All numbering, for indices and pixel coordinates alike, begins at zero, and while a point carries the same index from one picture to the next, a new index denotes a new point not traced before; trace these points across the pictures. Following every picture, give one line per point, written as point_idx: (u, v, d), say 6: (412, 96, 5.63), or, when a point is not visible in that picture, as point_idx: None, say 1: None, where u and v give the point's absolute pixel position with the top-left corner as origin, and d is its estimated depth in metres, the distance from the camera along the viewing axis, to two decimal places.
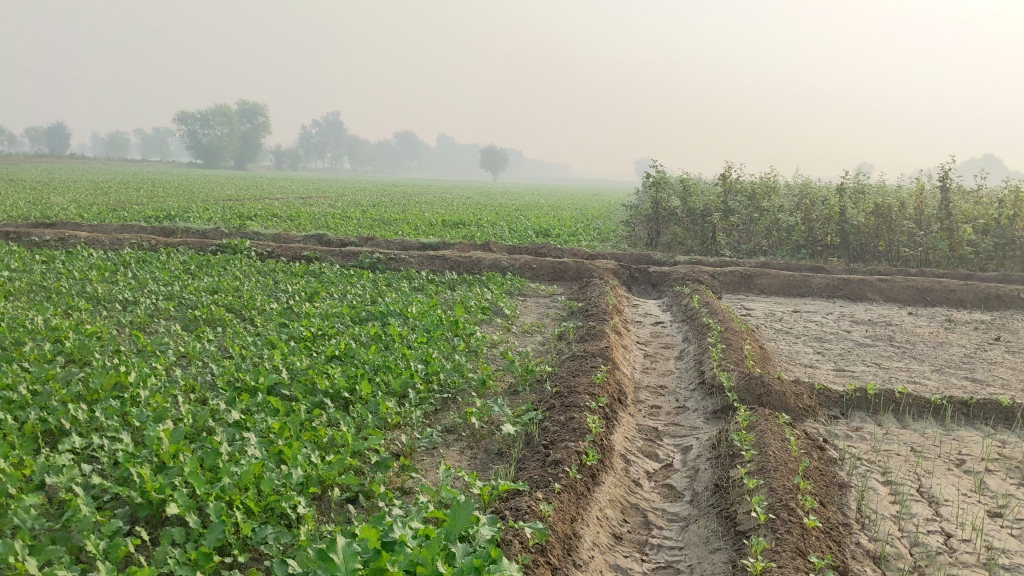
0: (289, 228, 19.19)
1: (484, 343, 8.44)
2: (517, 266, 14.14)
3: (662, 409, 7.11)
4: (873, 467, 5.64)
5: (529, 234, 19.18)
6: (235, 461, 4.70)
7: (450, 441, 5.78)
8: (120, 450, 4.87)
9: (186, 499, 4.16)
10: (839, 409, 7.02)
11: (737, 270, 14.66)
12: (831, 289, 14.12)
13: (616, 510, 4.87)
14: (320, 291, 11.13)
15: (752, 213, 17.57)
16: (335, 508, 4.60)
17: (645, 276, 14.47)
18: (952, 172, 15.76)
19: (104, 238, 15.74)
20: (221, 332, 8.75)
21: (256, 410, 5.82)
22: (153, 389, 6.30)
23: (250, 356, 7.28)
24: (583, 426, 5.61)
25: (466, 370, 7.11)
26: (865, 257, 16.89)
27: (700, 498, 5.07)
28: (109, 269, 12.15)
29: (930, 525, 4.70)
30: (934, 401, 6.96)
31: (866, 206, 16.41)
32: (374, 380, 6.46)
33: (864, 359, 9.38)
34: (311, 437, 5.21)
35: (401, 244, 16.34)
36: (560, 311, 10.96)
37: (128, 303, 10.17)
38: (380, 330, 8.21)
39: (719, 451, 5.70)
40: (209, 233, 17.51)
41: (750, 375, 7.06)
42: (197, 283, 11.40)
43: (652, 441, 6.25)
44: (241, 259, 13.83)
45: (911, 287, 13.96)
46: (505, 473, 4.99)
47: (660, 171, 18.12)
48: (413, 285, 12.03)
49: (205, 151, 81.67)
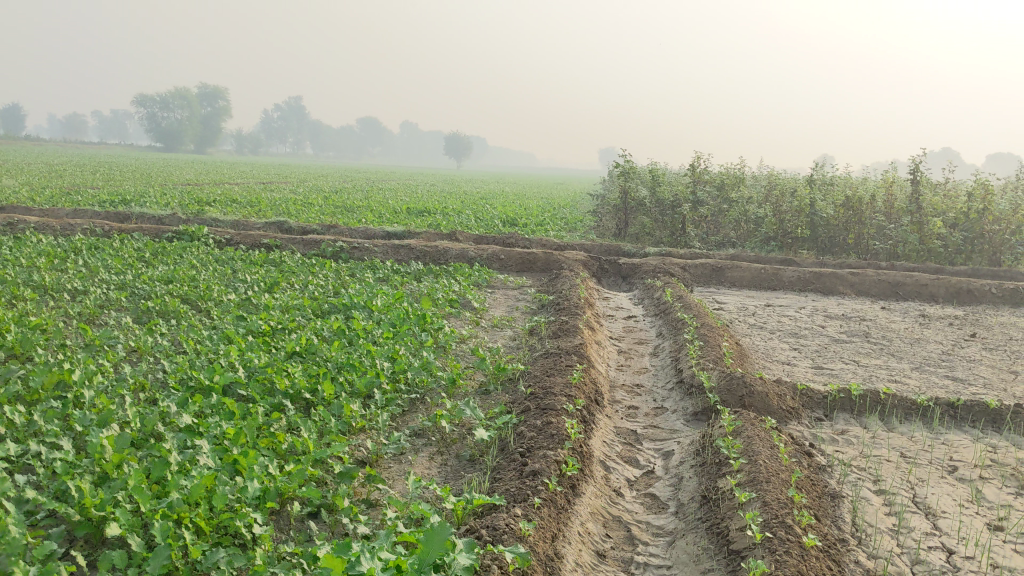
0: (248, 215, 18.63)
1: (453, 338, 8.09)
2: (485, 256, 13.77)
3: (640, 409, 6.82)
4: (864, 475, 5.36)
5: (495, 223, 18.80)
6: (185, 473, 4.32)
7: (419, 446, 5.43)
8: (59, 459, 4.47)
9: (128, 518, 3.77)
10: (823, 411, 6.75)
11: (708, 263, 14.41)
12: (802, 282, 13.91)
13: (598, 523, 4.56)
14: (281, 281, 10.69)
15: (721, 204, 17.35)
16: (295, 524, 4.24)
17: (616, 268, 14.17)
18: (922, 164, 15.59)
19: (54, 223, 15.14)
20: (175, 325, 8.31)
21: (210, 413, 5.44)
22: (99, 389, 5.87)
23: (205, 352, 6.87)
24: (561, 432, 5.28)
25: (435, 368, 6.75)
26: (833, 250, 16.72)
27: (686, 510, 4.77)
28: (59, 256, 11.60)
29: (930, 540, 4.44)
30: (921, 403, 6.73)
31: (835, 198, 16.22)
32: (337, 379, 6.08)
33: (842, 356, 9.16)
34: (270, 445, 4.84)
35: (365, 233, 15.89)
36: (530, 304, 10.63)
37: (78, 292, 9.68)
38: (343, 324, 7.81)
39: (704, 457, 5.41)
40: (165, 220, 16.92)
41: (730, 374, 6.77)
42: (151, 272, 10.89)
43: (632, 445, 5.95)
44: (199, 247, 13.32)
45: (883, 281, 13.78)
46: (480, 483, 4.65)
47: (628, 160, 17.78)
48: (378, 275, 11.62)
49: (164, 134, 80.22)
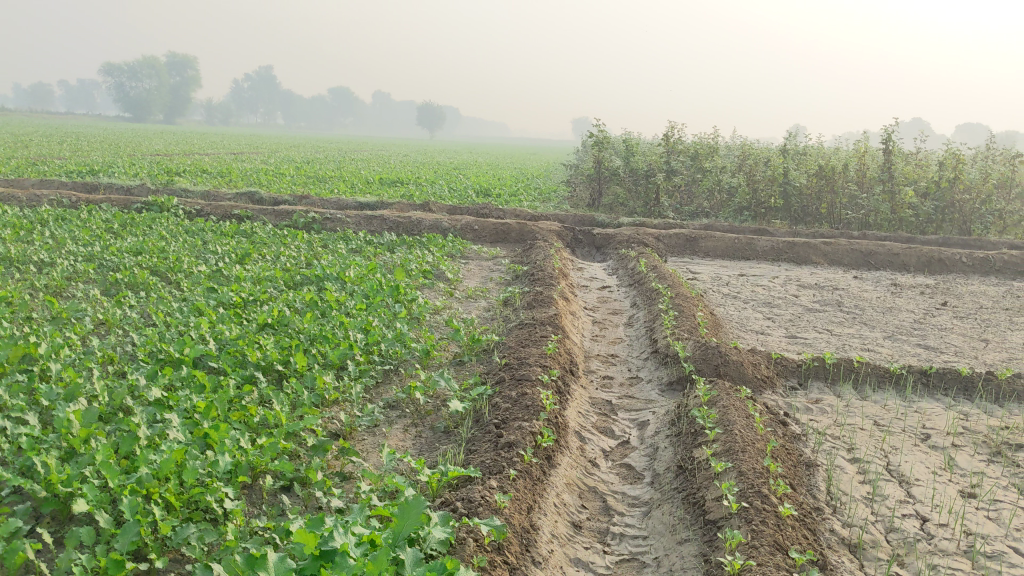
0: (219, 185, 18.41)
1: (427, 309, 8.02)
2: (459, 227, 13.67)
3: (615, 380, 6.80)
4: (838, 443, 5.37)
5: (469, 193, 18.67)
6: (154, 447, 4.25)
7: (393, 418, 5.39)
8: (24, 435, 4.38)
9: (96, 493, 3.70)
10: (797, 379, 6.76)
11: (682, 233, 14.39)
12: (775, 252, 13.93)
13: (574, 495, 4.54)
14: (252, 252, 10.55)
15: (695, 173, 17.31)
16: (267, 498, 4.19)
17: (590, 238, 14.12)
18: (894, 134, 15.62)
19: (19, 194, 14.85)
20: (144, 297, 8.17)
21: (180, 386, 5.36)
22: (67, 362, 5.77)
23: (175, 325, 6.77)
24: (536, 403, 5.24)
25: (408, 339, 6.68)
26: (806, 220, 16.73)
27: (662, 480, 4.76)
28: (25, 228, 11.38)
29: (904, 508, 4.45)
30: (894, 371, 6.76)
31: (808, 167, 16.20)
32: (309, 351, 6.00)
33: (815, 325, 9.18)
34: (241, 418, 4.78)
35: (337, 203, 15.73)
36: (504, 275, 10.56)
37: (44, 264, 9.50)
38: (315, 296, 7.72)
39: (680, 428, 5.40)
40: (134, 190, 16.67)
41: (706, 345, 6.76)
42: (119, 243, 10.72)
43: (607, 416, 5.93)
44: (168, 218, 13.13)
45: (855, 250, 13.83)
46: (455, 455, 4.61)
47: (602, 130, 17.68)
48: (351, 246, 11.50)
49: (132, 104, 79.09)
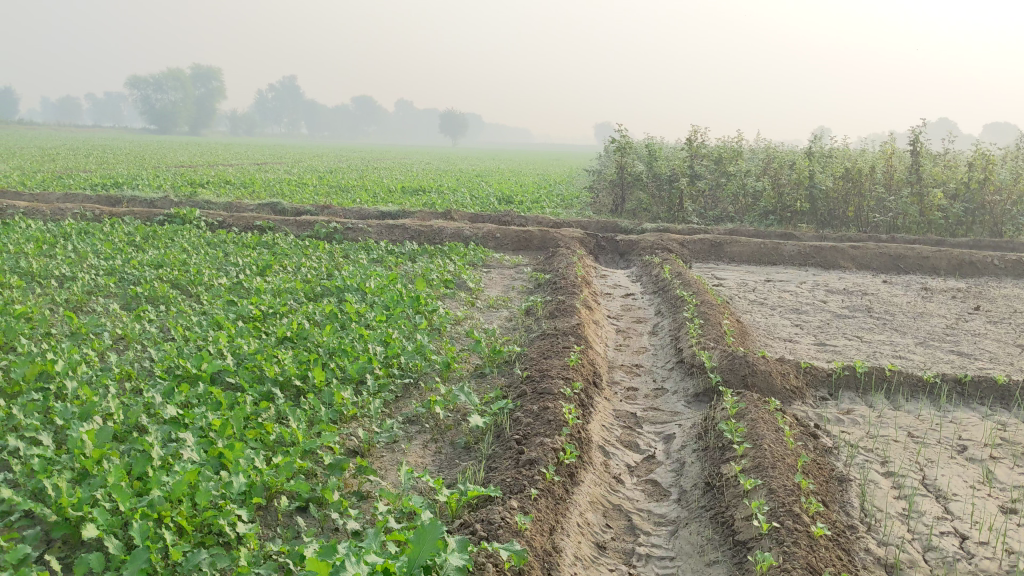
0: (242, 196, 18.43)
1: (448, 320, 7.91)
2: (480, 235, 13.57)
3: (639, 391, 6.65)
4: (871, 456, 5.20)
5: (491, 201, 18.58)
6: (168, 468, 4.16)
7: (413, 434, 5.27)
8: (37, 455, 4.31)
9: (106, 517, 3.61)
10: (827, 390, 6.58)
11: (706, 238, 14.21)
12: (803, 257, 13.72)
13: (598, 514, 4.41)
14: (273, 264, 10.49)
15: (719, 177, 17.09)
16: (283, 520, 4.09)
17: (613, 245, 13.97)
18: (921, 135, 15.36)
19: (44, 207, 14.91)
20: (164, 311, 8.12)
21: (196, 403, 5.28)
22: (84, 378, 5.70)
23: (194, 339, 6.70)
24: (559, 417, 5.11)
25: (429, 351, 6.58)
26: (833, 223, 16.48)
27: (689, 498, 4.62)
28: (48, 242, 11.40)
29: (942, 526, 4.28)
30: (927, 380, 6.56)
31: (834, 170, 15.96)
32: (328, 366, 5.90)
33: (844, 332, 8.98)
34: (257, 436, 4.69)
35: (359, 213, 15.68)
36: (526, 283, 10.44)
37: (66, 279, 9.49)
38: (336, 308, 7.64)
39: (707, 442, 5.24)
40: (158, 203, 16.71)
41: (733, 354, 6.60)
42: (141, 256, 10.70)
43: (632, 429, 5.78)
44: (190, 230, 13.13)
45: (884, 253, 13.59)
46: (475, 473, 4.49)
47: (624, 135, 17.53)
48: (372, 256, 11.43)
49: (158, 116, 79.75)
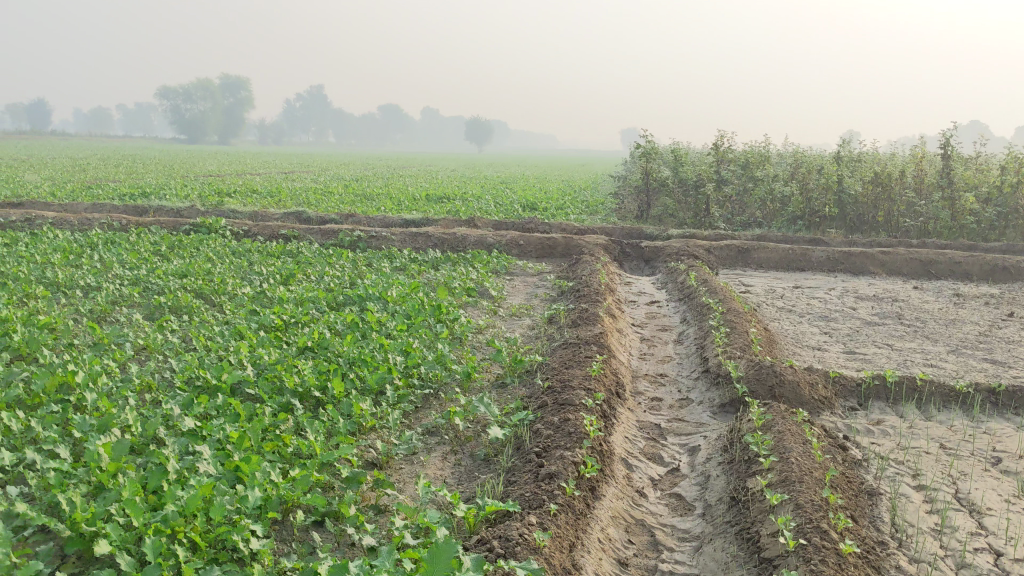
0: (267, 205, 18.49)
1: (470, 329, 7.84)
2: (504, 242, 13.50)
3: (664, 402, 6.54)
4: (902, 469, 5.06)
5: (515, 208, 18.50)
6: (183, 482, 4.11)
7: (432, 445, 5.20)
8: (53, 469, 4.28)
9: (119, 533, 3.57)
10: (857, 400, 6.44)
11: (733, 244, 14.05)
12: (831, 262, 13.53)
13: (620, 529, 4.31)
14: (297, 272, 10.48)
15: (746, 183, 16.91)
16: (299, 535, 4.03)
17: (638, 251, 13.86)
18: (953, 138, 15.12)
19: (71, 218, 15.03)
20: (186, 320, 8.11)
21: (214, 415, 5.24)
22: (104, 390, 5.68)
23: (215, 349, 6.68)
24: (580, 429, 5.02)
25: (449, 361, 6.51)
26: (862, 228, 16.25)
27: (713, 513, 4.51)
28: (75, 252, 11.46)
29: (976, 541, 4.15)
30: (960, 390, 6.41)
31: (863, 175, 15.75)
32: (347, 376, 5.85)
33: (874, 340, 8.81)
34: (274, 449, 4.63)
35: (383, 221, 15.67)
36: (549, 291, 10.35)
37: (91, 289, 9.52)
38: (357, 317, 7.59)
39: (733, 454, 5.14)
40: (184, 213, 16.79)
41: (759, 364, 6.48)
42: (166, 265, 10.72)
43: (655, 441, 5.68)
44: (216, 240, 13.16)
45: (915, 258, 13.37)
46: (494, 487, 4.41)
47: (650, 140, 17.41)
48: (395, 264, 11.39)
49: (187, 125, 80.50)
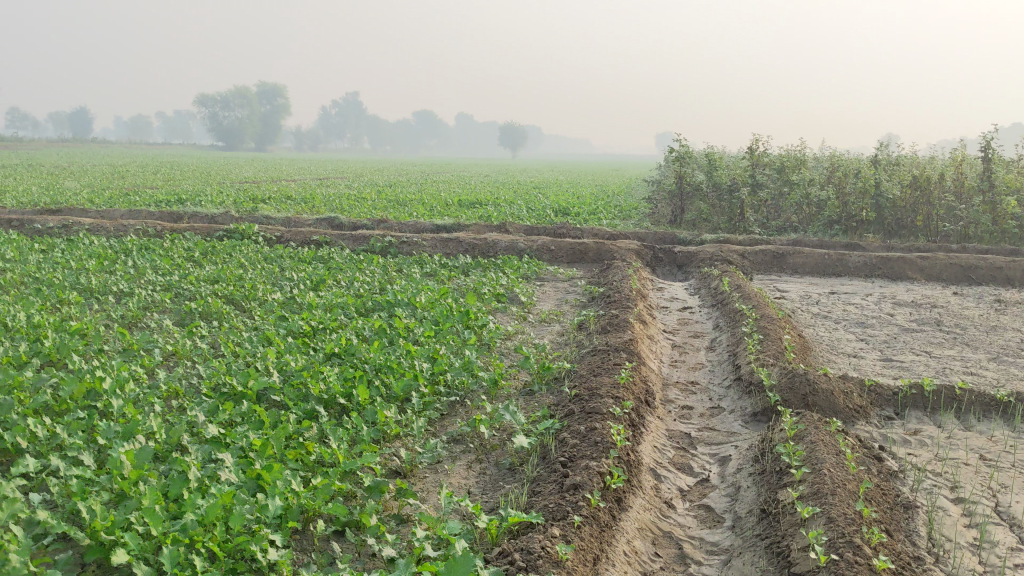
0: (301, 211, 18.56)
1: (498, 335, 7.77)
2: (535, 247, 13.42)
3: (694, 410, 6.42)
4: (940, 481, 4.91)
5: (548, 213, 18.41)
6: (204, 490, 4.08)
7: (457, 454, 5.14)
8: (76, 476, 4.26)
9: (137, 543, 3.54)
10: (893, 409, 6.28)
11: (768, 249, 13.87)
12: (868, 268, 13.31)
13: (646, 542, 4.22)
14: (327, 278, 10.47)
15: (782, 187, 16.70)
16: (319, 545, 3.98)
17: (671, 257, 13.72)
18: (994, 141, 14.82)
19: (107, 223, 15.19)
20: (216, 326, 8.12)
21: (239, 422, 5.21)
22: (131, 397, 5.67)
23: (243, 355, 6.66)
24: (607, 439, 4.92)
25: (476, 368, 6.45)
26: (901, 233, 15.96)
27: (744, 525, 4.40)
28: (109, 258, 11.54)
29: (1017, 557, 4.00)
30: (1001, 399, 6.23)
31: (902, 178, 15.49)
32: (373, 383, 5.80)
33: (912, 347, 8.62)
34: (297, 457, 4.59)
35: (415, 227, 15.67)
36: (580, 297, 10.26)
37: (123, 294, 9.58)
38: (384, 323, 7.55)
39: (764, 464, 5.02)
40: (218, 219, 16.90)
41: (792, 372, 6.34)
42: (198, 271, 10.76)
43: (685, 451, 5.57)
44: (248, 245, 13.22)
45: (955, 264, 13.11)
46: (518, 497, 4.33)
47: (683, 144, 17.28)
48: (426, 270, 11.36)
49: (225, 132, 81.38)
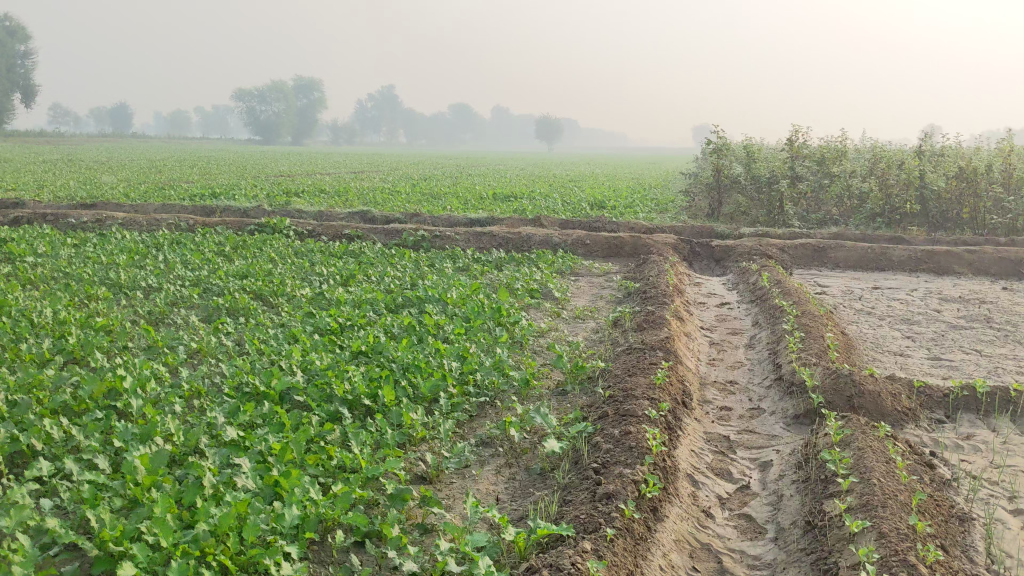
0: (334, 205, 18.46)
1: (530, 332, 7.55)
2: (570, 242, 13.18)
3: (733, 412, 6.16)
4: (997, 491, 4.62)
5: (582, 206, 18.13)
6: (219, 498, 3.90)
7: (486, 458, 4.93)
8: (88, 481, 4.10)
9: (146, 555, 3.35)
10: (944, 411, 5.97)
11: (809, 243, 13.50)
12: (913, 262, 12.89)
13: (684, 555, 3.99)
14: (357, 273, 10.31)
15: (823, 178, 16.28)
16: (337, 556, 3.79)
17: (708, 250, 13.40)
18: None
19: (141, 218, 15.16)
20: (243, 322, 7.98)
21: (260, 423, 5.03)
22: (152, 397, 5.52)
23: (268, 353, 6.50)
24: (642, 444, 4.68)
25: (508, 367, 6.24)
26: (947, 226, 15.48)
27: (787, 538, 4.15)
28: (140, 252, 11.47)
29: None
30: None
31: (947, 169, 15.00)
32: (399, 383, 5.60)
33: (962, 345, 8.26)
34: (317, 462, 4.39)
35: (447, 220, 15.47)
36: (615, 292, 10.00)
37: (152, 290, 9.48)
38: (414, 320, 7.36)
39: (808, 472, 4.75)
40: (251, 212, 16.82)
41: (837, 371, 6.05)
42: (228, 266, 10.65)
43: (724, 455, 5.31)
44: (279, 240, 13.09)
45: (1004, 258, 12.66)
46: (549, 506, 4.11)
47: (721, 136, 16.90)
48: (457, 265, 11.16)
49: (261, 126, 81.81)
